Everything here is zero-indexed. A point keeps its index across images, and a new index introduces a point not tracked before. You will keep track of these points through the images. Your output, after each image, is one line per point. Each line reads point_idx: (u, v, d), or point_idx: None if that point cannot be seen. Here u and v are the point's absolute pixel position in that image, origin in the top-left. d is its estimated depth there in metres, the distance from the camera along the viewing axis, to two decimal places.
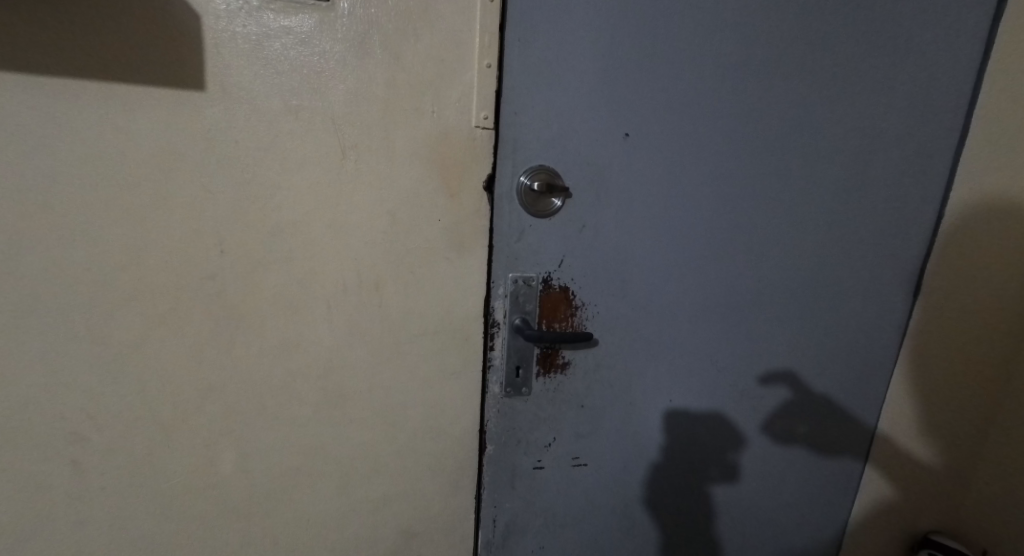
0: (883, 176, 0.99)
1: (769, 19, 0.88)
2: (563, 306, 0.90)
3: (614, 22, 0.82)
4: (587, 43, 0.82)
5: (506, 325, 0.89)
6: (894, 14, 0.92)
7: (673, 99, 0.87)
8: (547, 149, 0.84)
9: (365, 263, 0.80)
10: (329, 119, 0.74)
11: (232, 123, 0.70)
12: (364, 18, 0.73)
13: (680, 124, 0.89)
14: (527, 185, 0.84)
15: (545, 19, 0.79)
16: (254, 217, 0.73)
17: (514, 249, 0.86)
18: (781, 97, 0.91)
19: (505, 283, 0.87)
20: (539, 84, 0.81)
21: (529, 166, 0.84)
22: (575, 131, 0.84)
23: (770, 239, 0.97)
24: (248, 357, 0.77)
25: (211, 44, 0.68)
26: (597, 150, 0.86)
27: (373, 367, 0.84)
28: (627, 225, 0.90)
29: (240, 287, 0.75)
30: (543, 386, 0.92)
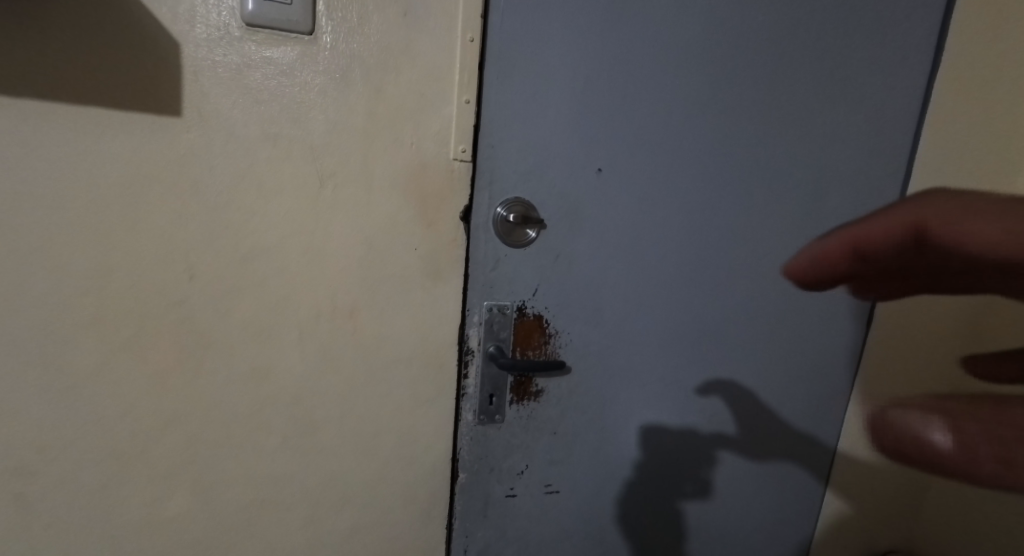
0: (843, 212, 1.02)
1: (739, 64, 0.92)
2: (536, 334, 0.91)
3: (587, 62, 0.84)
4: (563, 81, 0.84)
5: (480, 353, 0.89)
6: (849, 60, 0.97)
7: (646, 136, 0.90)
8: (524, 181, 0.85)
9: (340, 290, 0.80)
10: (307, 147, 0.74)
11: (209, 150, 0.70)
12: (346, 52, 0.73)
13: (652, 160, 0.91)
14: (503, 216, 0.85)
15: (522, 57, 0.81)
16: (227, 243, 0.73)
17: (489, 278, 0.87)
18: (749, 138, 0.95)
19: (480, 311, 0.88)
20: (516, 119, 0.83)
21: (505, 197, 0.85)
22: (551, 165, 0.86)
23: (739, 273, 0.99)
24: (218, 384, 0.76)
25: (190, 71, 0.68)
26: (572, 184, 0.88)
27: (344, 395, 0.83)
28: (601, 257, 0.92)
29: (209, 313, 0.74)
30: (516, 414, 0.92)
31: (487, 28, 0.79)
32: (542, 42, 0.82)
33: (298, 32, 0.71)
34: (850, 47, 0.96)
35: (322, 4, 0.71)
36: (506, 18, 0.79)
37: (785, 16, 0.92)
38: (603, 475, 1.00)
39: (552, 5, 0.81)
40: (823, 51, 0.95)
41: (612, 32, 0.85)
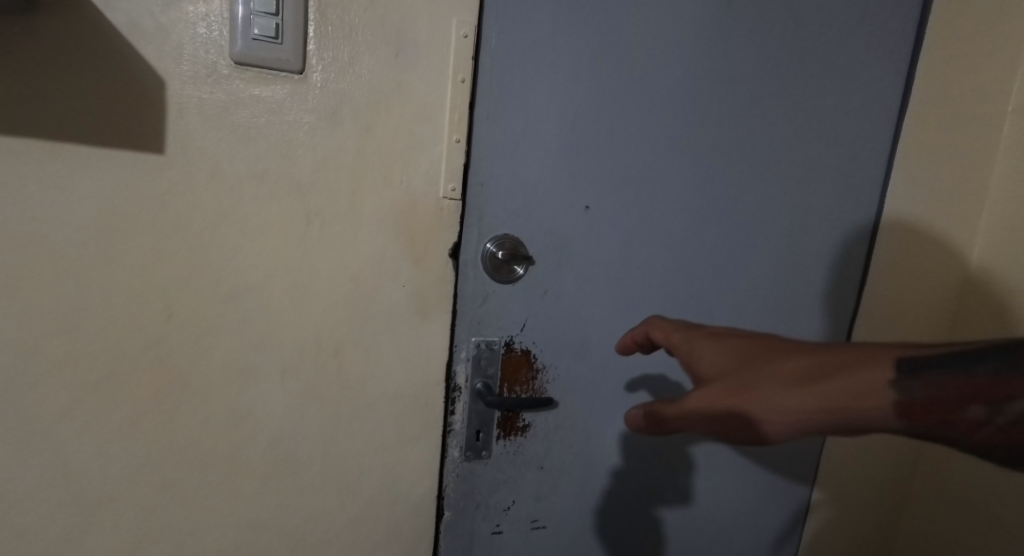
0: (821, 250, 1.04)
1: (726, 107, 0.93)
2: (524, 369, 0.90)
3: (576, 102, 0.85)
4: (553, 120, 0.84)
5: (467, 389, 0.88)
6: (826, 104, 0.99)
7: (633, 175, 0.90)
8: (513, 218, 0.85)
9: (325, 327, 0.78)
10: (294, 185, 0.73)
11: (193, 188, 0.69)
12: (336, 91, 0.73)
13: (640, 198, 0.92)
14: (492, 252, 0.84)
15: (512, 97, 0.81)
16: (209, 280, 0.71)
17: (477, 313, 0.86)
18: (734, 178, 0.96)
19: (467, 347, 0.87)
20: (505, 158, 0.83)
21: (494, 234, 0.85)
22: (540, 202, 0.86)
23: (722, 307, 1.00)
24: (193, 426, 0.74)
25: (174, 109, 0.67)
26: (560, 221, 0.88)
27: (327, 435, 0.81)
28: (589, 293, 0.92)
29: (187, 352, 0.72)
30: (503, 449, 0.91)
31: (478, 68, 0.79)
32: (531, 82, 0.82)
33: (288, 70, 0.70)
34: (826, 91, 0.99)
35: (313, 43, 0.71)
36: (497, 59, 0.80)
37: (769, 61, 0.94)
38: (589, 510, 0.99)
39: (541, 47, 0.81)
40: (802, 95, 0.97)
41: (601, 74, 0.85)
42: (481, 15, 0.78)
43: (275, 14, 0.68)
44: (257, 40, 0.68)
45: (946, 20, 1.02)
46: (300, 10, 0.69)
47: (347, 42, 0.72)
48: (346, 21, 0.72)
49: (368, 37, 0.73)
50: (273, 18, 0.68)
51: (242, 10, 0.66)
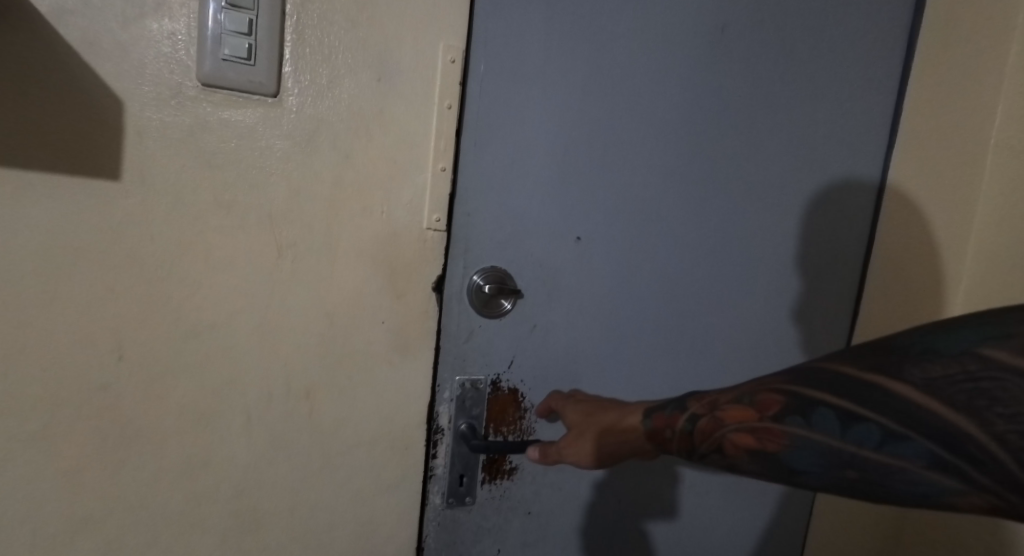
0: (815, 285, 1.01)
1: (720, 138, 0.90)
2: (510, 409, 0.85)
3: (566, 132, 0.81)
4: (543, 149, 0.80)
5: (451, 432, 0.82)
6: (819, 137, 0.97)
7: (625, 207, 0.86)
8: (501, 249, 0.80)
9: (296, 368, 0.72)
10: (265, 215, 0.68)
11: (152, 217, 0.64)
12: (313, 115, 0.68)
13: (631, 230, 0.87)
14: (478, 285, 0.79)
15: (500, 125, 0.77)
16: (167, 317, 0.65)
17: (461, 350, 0.80)
18: (730, 209, 0.93)
19: (451, 387, 0.81)
20: (494, 187, 0.79)
21: (481, 266, 0.80)
22: (529, 233, 0.81)
23: (716, 343, 0.96)
24: (145, 478, 0.67)
25: (134, 132, 0.62)
26: (550, 253, 0.83)
27: (296, 484, 0.74)
28: (580, 328, 0.87)
29: (139, 399, 0.65)
30: (488, 494, 0.85)
31: (465, 94, 0.75)
32: (521, 110, 0.78)
33: (262, 94, 0.66)
34: (817, 124, 0.96)
35: (288, 65, 0.67)
36: (485, 87, 0.76)
37: (762, 92, 0.92)
38: None
39: (531, 74, 0.78)
40: (792, 127, 0.95)
41: (592, 103, 0.82)
42: (469, 40, 0.75)
43: (248, 34, 0.63)
44: (228, 61, 0.63)
45: (936, 51, 0.99)
46: (276, 31, 0.64)
47: (325, 65, 0.68)
48: (325, 44, 0.68)
49: (347, 60, 0.69)
50: (246, 38, 0.63)
51: (212, 28, 0.62)
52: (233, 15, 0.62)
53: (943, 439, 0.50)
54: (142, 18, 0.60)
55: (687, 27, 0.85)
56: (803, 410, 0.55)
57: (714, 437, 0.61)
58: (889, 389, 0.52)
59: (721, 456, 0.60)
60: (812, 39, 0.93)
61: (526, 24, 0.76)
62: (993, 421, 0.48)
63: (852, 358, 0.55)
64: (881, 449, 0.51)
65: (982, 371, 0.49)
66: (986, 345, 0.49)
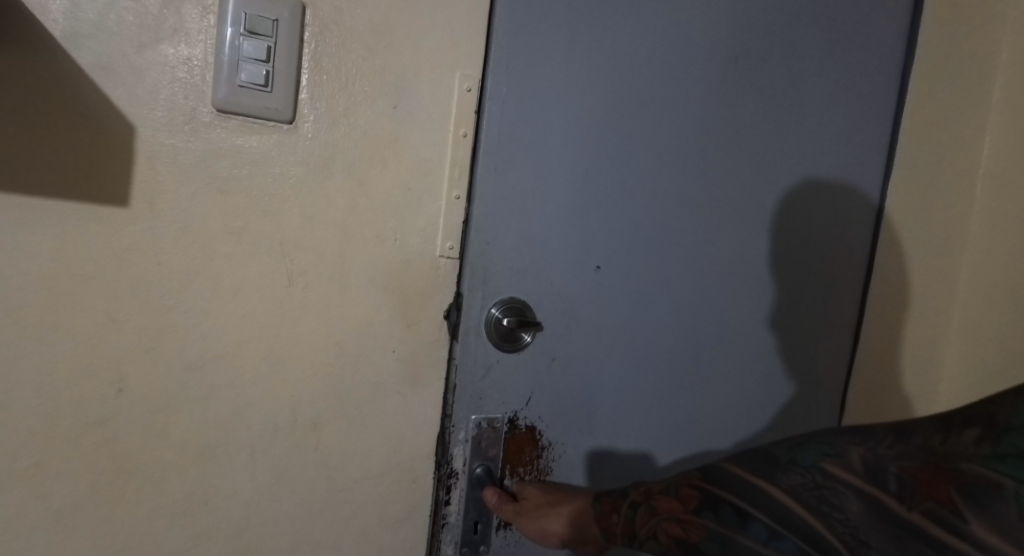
0: (831, 316, 0.99)
1: (741, 165, 0.89)
2: (528, 448, 0.82)
3: (585, 161, 0.79)
4: (563, 176, 0.78)
5: (466, 475, 0.78)
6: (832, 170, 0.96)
7: (643, 234, 0.84)
8: (520, 279, 0.78)
9: (303, 400, 0.70)
10: (276, 242, 0.66)
11: (160, 245, 0.62)
12: (327, 142, 0.67)
13: (650, 259, 0.85)
14: (497, 318, 0.76)
15: (519, 152, 0.76)
16: (170, 349, 0.63)
17: (478, 387, 0.77)
18: (747, 238, 0.91)
19: (466, 427, 0.77)
20: (512, 215, 0.76)
21: (500, 298, 0.77)
22: (549, 262, 0.79)
23: (735, 372, 0.93)
24: (141, 518, 0.64)
25: (144, 158, 0.61)
26: (569, 283, 0.81)
27: (298, 523, 0.71)
28: (597, 360, 0.84)
29: (138, 435, 0.63)
30: (502, 540, 0.82)
31: (484, 119, 0.73)
32: (541, 136, 0.76)
33: (277, 120, 0.65)
34: (832, 154, 0.95)
35: (304, 92, 0.66)
36: (507, 111, 0.74)
37: (781, 121, 0.90)
38: None
39: (554, 100, 0.76)
40: (809, 157, 0.93)
41: (612, 130, 0.80)
42: (488, 65, 0.73)
43: (266, 61, 0.62)
44: (244, 87, 0.62)
45: None
46: (294, 58, 0.64)
47: (342, 92, 0.67)
48: (342, 71, 0.67)
49: (364, 87, 0.68)
50: (264, 65, 0.62)
51: (229, 54, 0.61)
52: (252, 43, 0.62)
53: (804, 537, 0.55)
54: (157, 44, 0.60)
55: (701, 53, 0.84)
56: (704, 505, 0.61)
57: (649, 524, 0.65)
58: (761, 491, 0.58)
59: (656, 543, 0.64)
60: (824, 72, 0.92)
61: (548, 49, 0.75)
62: (836, 526, 0.54)
63: (743, 462, 0.61)
64: (766, 544, 0.56)
65: (825, 482, 0.56)
66: (826, 459, 0.57)
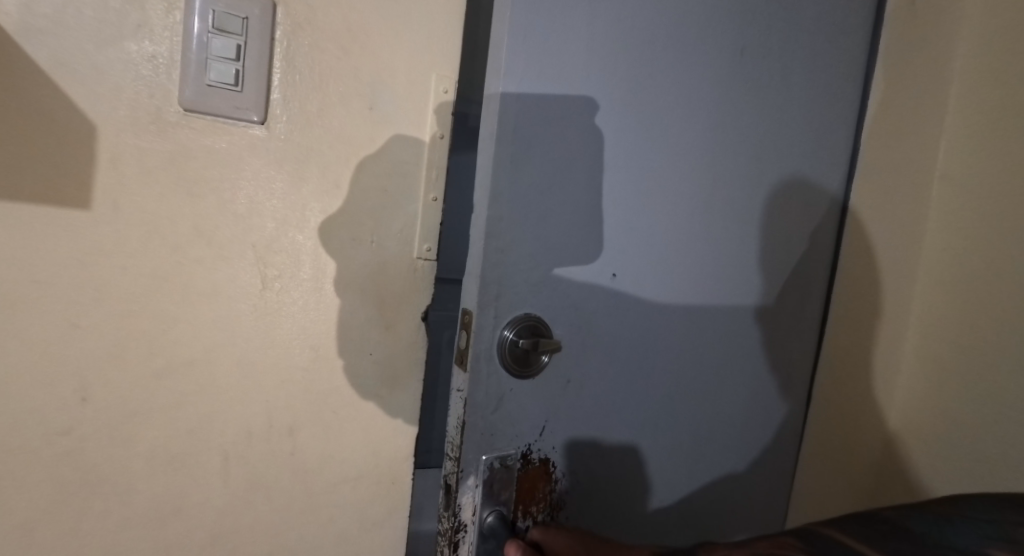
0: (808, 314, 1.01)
1: (752, 163, 0.83)
2: (541, 484, 0.71)
3: (603, 157, 0.69)
4: (585, 173, 0.67)
5: (476, 527, 0.66)
6: (814, 164, 0.90)
7: (660, 238, 0.75)
8: (537, 294, 0.66)
9: (279, 404, 0.68)
10: (249, 245, 0.65)
11: (125, 249, 0.60)
12: (301, 142, 0.66)
13: (666, 265, 0.77)
14: (511, 340, 0.65)
15: (540, 143, 0.64)
16: (137, 356, 0.62)
17: (489, 422, 0.66)
18: (755, 238, 0.86)
19: (477, 470, 0.65)
20: (529, 217, 0.64)
21: (514, 315, 0.65)
22: (568, 273, 0.68)
23: (737, 376, 0.88)
24: (110, 529, 0.63)
25: (108, 159, 0.59)
26: (587, 297, 0.70)
27: (273, 529, 0.70)
28: (610, 380, 0.74)
29: (104, 444, 0.62)
30: None
31: (501, 102, 0.61)
32: (558, 126, 0.65)
33: (247, 120, 0.63)
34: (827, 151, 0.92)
35: (276, 92, 0.64)
36: (524, 97, 0.62)
37: (789, 117, 0.86)
38: None
39: (571, 84, 0.65)
40: None
41: (628, 120, 0.70)
42: (501, 37, 0.61)
43: (235, 60, 0.61)
44: (213, 87, 0.61)
45: None
46: (264, 58, 0.63)
47: (316, 93, 0.66)
48: (315, 70, 0.66)
49: (337, 87, 0.67)
50: (233, 64, 0.61)
51: (197, 52, 0.60)
52: (221, 41, 0.60)
53: None
54: (120, 41, 0.58)
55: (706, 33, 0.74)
56: None
57: None
58: None
59: None
60: None
61: (569, 24, 0.64)
62: None
63: None
64: None
65: None
66: None
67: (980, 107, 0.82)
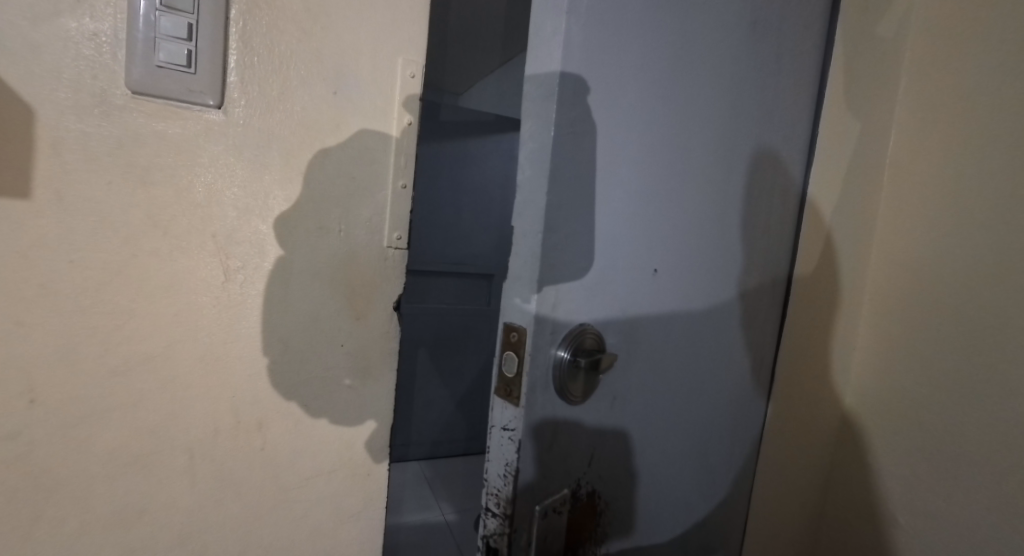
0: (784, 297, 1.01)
1: (770, 145, 0.81)
2: (589, 519, 0.66)
3: (652, 139, 0.64)
4: (636, 158, 0.64)
5: None
6: (792, 148, 0.85)
7: (696, 232, 0.72)
8: (591, 296, 0.61)
9: (247, 400, 0.66)
10: (209, 235, 0.62)
11: (72, 242, 0.57)
12: (261, 128, 0.63)
13: (700, 260, 0.73)
14: (565, 361, 0.59)
15: (599, 122, 0.59)
16: (91, 354, 0.59)
17: (543, 460, 0.60)
18: (761, 224, 0.82)
19: (529, 520, 0.60)
20: (586, 203, 0.60)
21: (567, 333, 0.60)
22: (618, 269, 0.64)
23: (738, 366, 0.83)
24: (68, 535, 0.61)
25: (49, 146, 0.56)
26: (635, 297, 0.66)
27: (244, 528, 0.68)
28: (652, 387, 0.69)
29: (59, 446, 0.59)
30: None
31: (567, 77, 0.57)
32: (615, 102, 0.60)
33: (203, 104, 0.60)
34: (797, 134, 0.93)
35: (233, 75, 0.61)
36: (586, 65, 0.57)
37: (793, 96, 0.83)
38: None
39: (629, 57, 0.61)
40: None
41: (679, 105, 0.66)
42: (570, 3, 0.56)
43: (187, 39, 0.59)
44: (163, 68, 0.58)
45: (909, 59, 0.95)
46: (218, 38, 0.60)
47: (275, 77, 0.63)
48: (275, 53, 0.63)
49: (299, 70, 0.64)
50: (186, 44, 0.59)
51: (145, 31, 0.57)
52: (171, 19, 0.58)
53: None
54: (57, 17, 0.55)
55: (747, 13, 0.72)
56: None
57: None
58: None
59: None
60: None
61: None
62: None
63: None
64: None
65: None
66: None
67: (931, 99, 0.91)
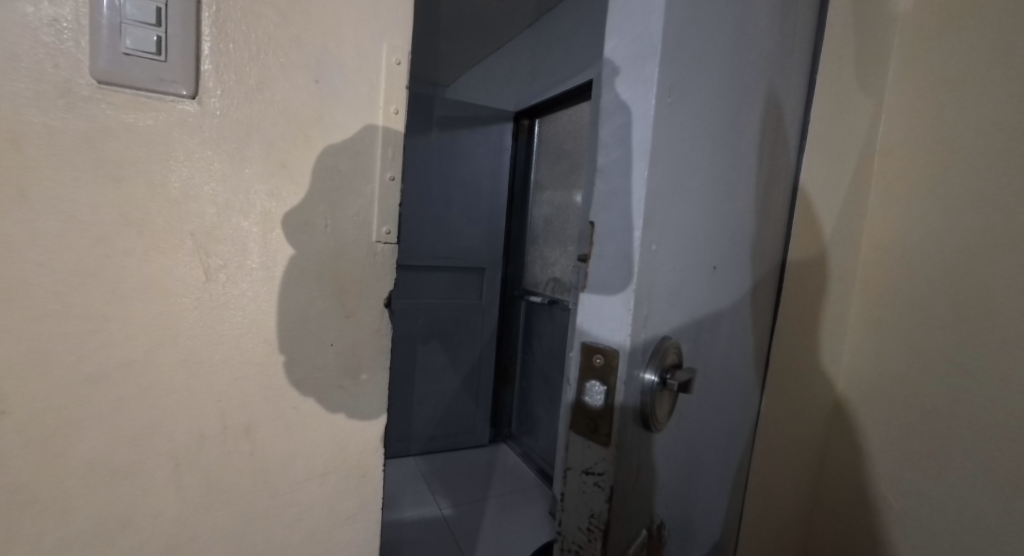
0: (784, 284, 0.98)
1: (788, 133, 0.79)
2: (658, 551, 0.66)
3: (720, 131, 0.64)
4: (710, 157, 0.63)
5: None
6: (793, 127, 0.81)
7: (739, 234, 0.72)
8: (673, 300, 0.61)
9: (235, 405, 0.63)
10: (187, 234, 0.59)
11: (38, 243, 0.54)
12: (239, 120, 0.60)
13: (739, 261, 0.73)
14: (653, 382, 0.58)
15: (690, 118, 0.58)
16: (64, 361, 0.56)
17: (629, 499, 0.59)
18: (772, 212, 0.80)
19: None
20: (673, 200, 0.58)
21: (650, 352, 0.58)
22: (691, 273, 0.63)
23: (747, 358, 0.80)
24: (48, 550, 0.58)
25: (8, 142, 0.53)
26: (700, 302, 0.65)
27: (234, 535, 0.65)
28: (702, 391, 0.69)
29: (34, 458, 0.56)
30: None
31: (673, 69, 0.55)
32: (701, 98, 0.60)
33: (176, 94, 0.57)
34: None
35: (207, 62, 0.58)
36: (680, 53, 0.56)
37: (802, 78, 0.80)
38: None
39: (712, 48, 0.60)
40: None
41: (742, 107, 0.67)
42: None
43: (156, 25, 0.56)
44: (130, 55, 0.55)
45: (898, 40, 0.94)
46: (190, 24, 0.57)
47: (253, 64, 0.60)
48: (251, 39, 0.60)
49: (277, 57, 0.61)
50: (154, 29, 0.56)
51: (109, 17, 0.54)
52: (137, 4, 0.55)
53: None
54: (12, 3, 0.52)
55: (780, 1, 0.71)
56: None
57: None
58: None
59: None
60: None
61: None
62: None
63: None
64: None
65: None
66: None
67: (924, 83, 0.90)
